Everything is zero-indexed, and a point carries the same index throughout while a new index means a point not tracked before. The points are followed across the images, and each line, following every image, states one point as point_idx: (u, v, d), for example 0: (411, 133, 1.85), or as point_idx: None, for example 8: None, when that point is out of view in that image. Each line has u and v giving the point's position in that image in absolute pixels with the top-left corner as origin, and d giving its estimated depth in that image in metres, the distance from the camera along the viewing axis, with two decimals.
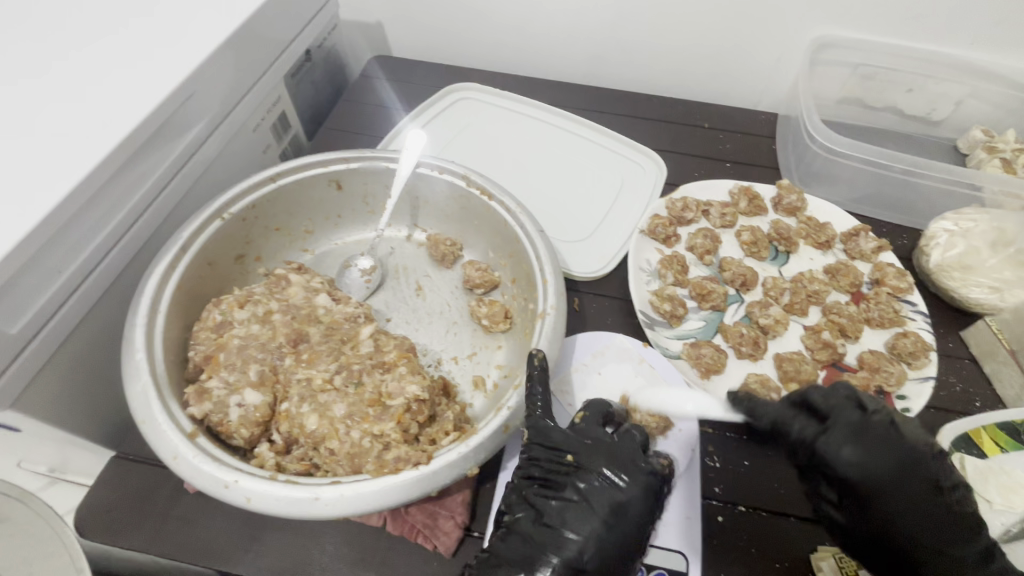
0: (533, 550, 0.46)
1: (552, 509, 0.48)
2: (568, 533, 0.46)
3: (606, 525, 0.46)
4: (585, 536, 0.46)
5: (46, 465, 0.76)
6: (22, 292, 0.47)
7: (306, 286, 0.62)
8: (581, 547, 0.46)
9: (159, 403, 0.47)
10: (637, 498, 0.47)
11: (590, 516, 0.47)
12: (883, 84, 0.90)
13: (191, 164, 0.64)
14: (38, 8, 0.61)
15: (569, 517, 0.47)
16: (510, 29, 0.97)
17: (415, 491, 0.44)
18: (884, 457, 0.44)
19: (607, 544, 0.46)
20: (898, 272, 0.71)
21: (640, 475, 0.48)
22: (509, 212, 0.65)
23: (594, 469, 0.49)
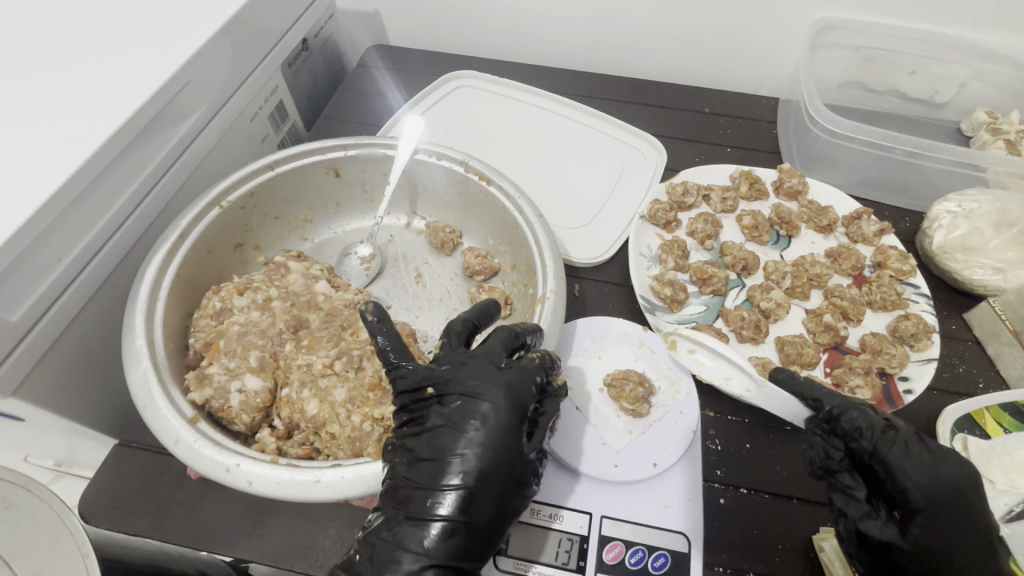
0: (416, 486, 0.44)
1: (423, 438, 0.45)
2: (448, 455, 0.44)
3: (476, 435, 0.44)
4: (465, 448, 0.44)
5: (53, 458, 0.77)
6: (20, 280, 0.47)
7: (305, 273, 0.62)
8: (463, 460, 0.44)
9: (160, 389, 0.47)
10: (497, 401, 0.46)
11: (458, 430, 0.45)
12: (886, 67, 0.89)
13: (188, 153, 0.64)
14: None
15: (444, 441, 0.45)
16: (510, 15, 0.96)
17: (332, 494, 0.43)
18: (931, 466, 0.48)
19: (490, 447, 0.44)
20: (900, 254, 0.70)
21: (498, 378, 0.47)
22: (508, 198, 0.64)
23: (450, 387, 0.47)
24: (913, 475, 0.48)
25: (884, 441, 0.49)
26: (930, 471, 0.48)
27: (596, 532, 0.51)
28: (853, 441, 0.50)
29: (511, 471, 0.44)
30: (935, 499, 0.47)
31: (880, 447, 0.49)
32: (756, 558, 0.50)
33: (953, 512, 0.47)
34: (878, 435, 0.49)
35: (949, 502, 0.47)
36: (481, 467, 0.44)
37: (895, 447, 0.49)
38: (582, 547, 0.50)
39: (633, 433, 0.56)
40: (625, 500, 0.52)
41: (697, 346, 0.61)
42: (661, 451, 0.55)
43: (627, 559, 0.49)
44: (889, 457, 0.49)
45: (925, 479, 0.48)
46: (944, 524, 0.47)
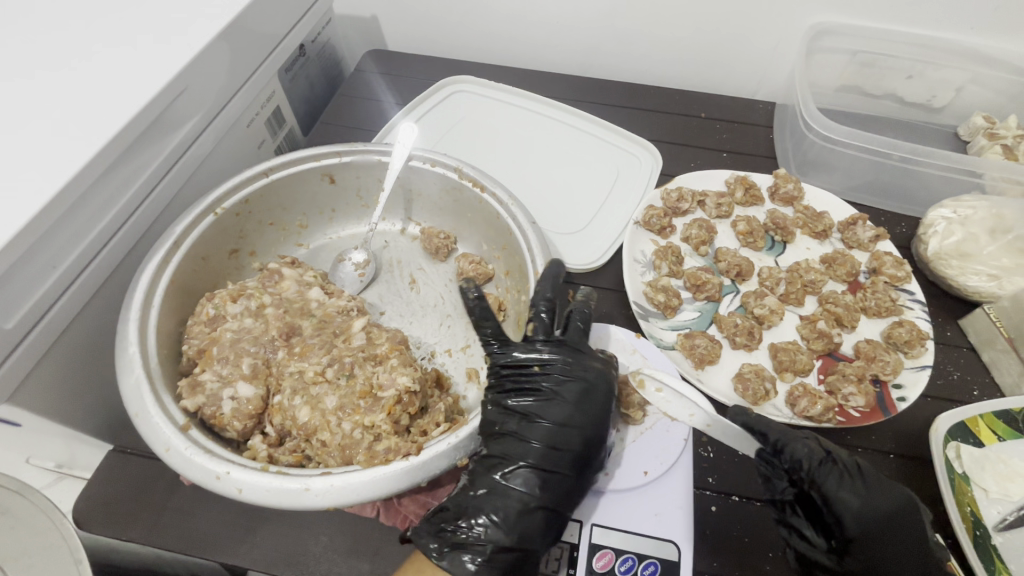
0: (521, 448, 0.50)
1: (531, 407, 0.51)
2: (556, 421, 0.51)
3: (578, 409, 0.51)
4: (569, 419, 0.51)
5: (52, 461, 0.77)
6: (16, 288, 0.47)
7: (299, 279, 0.62)
8: (567, 429, 0.50)
9: (152, 396, 0.48)
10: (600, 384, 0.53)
11: (563, 403, 0.51)
12: (883, 71, 0.89)
13: (184, 160, 0.65)
14: (25, 5, 0.61)
15: (553, 409, 0.51)
16: (506, 20, 0.97)
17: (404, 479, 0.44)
18: (869, 493, 0.48)
19: (590, 422, 0.51)
20: (895, 260, 0.70)
21: (597, 364, 0.54)
22: (502, 204, 0.65)
23: (557, 365, 0.53)
24: (845, 502, 0.48)
25: (820, 469, 0.49)
26: (864, 500, 0.48)
27: (586, 539, 0.51)
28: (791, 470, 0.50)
29: (603, 443, 0.51)
30: (869, 526, 0.47)
31: (816, 476, 0.49)
32: (746, 567, 0.50)
33: (889, 540, 0.47)
34: (815, 466, 0.49)
35: (885, 530, 0.47)
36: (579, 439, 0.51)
37: (830, 474, 0.49)
38: (572, 555, 0.50)
39: (623, 440, 0.56)
40: (615, 507, 0.52)
41: (662, 385, 0.55)
42: (652, 459, 0.55)
43: (617, 567, 0.49)
44: (823, 486, 0.48)
45: (858, 507, 0.48)
46: (878, 553, 0.46)
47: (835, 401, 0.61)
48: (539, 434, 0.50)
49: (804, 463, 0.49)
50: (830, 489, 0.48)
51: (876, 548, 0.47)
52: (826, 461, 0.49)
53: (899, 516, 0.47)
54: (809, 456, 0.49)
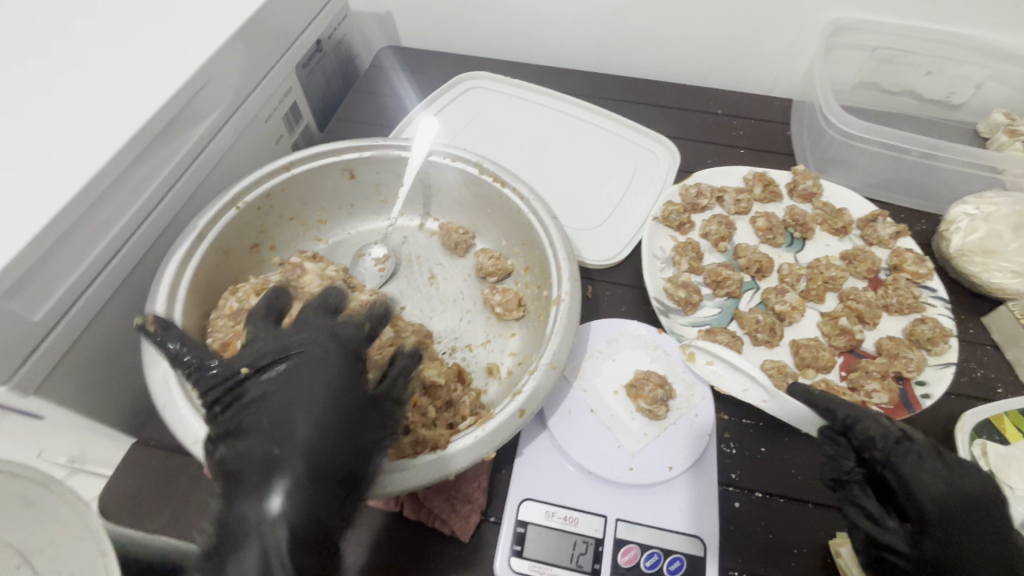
0: (256, 451, 0.42)
1: (253, 394, 0.45)
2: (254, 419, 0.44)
3: (285, 398, 0.44)
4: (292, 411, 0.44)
5: (67, 455, 0.77)
6: (42, 281, 0.48)
7: (320, 274, 0.62)
8: (286, 420, 0.43)
9: (179, 388, 0.48)
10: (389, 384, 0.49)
11: (286, 387, 0.45)
12: (902, 68, 0.88)
13: (206, 154, 0.65)
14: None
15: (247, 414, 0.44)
16: (522, 16, 0.96)
17: (434, 475, 0.45)
18: (948, 477, 0.46)
19: (300, 407, 0.44)
20: (917, 257, 0.70)
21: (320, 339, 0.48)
22: (522, 199, 0.64)
23: (266, 363, 0.47)
24: (922, 483, 0.46)
25: (895, 448, 0.48)
26: (946, 482, 0.46)
27: (611, 534, 0.50)
28: (864, 449, 0.48)
29: (300, 432, 0.43)
30: (948, 511, 0.45)
31: (893, 457, 0.47)
32: (773, 563, 0.50)
33: (969, 527, 0.44)
34: (891, 444, 0.48)
35: (963, 515, 0.45)
36: (342, 409, 0.45)
37: (906, 455, 0.47)
38: (598, 549, 0.50)
39: (648, 436, 0.56)
40: (641, 503, 0.52)
41: (714, 359, 0.60)
42: (679, 455, 0.54)
43: (643, 562, 0.49)
44: (902, 466, 0.47)
45: (938, 488, 0.45)
46: (959, 538, 0.44)
47: (858, 398, 0.60)
48: (289, 423, 0.43)
49: (878, 441, 0.48)
50: (907, 469, 0.46)
51: (957, 534, 0.44)
52: (902, 442, 0.48)
53: (981, 505, 0.45)
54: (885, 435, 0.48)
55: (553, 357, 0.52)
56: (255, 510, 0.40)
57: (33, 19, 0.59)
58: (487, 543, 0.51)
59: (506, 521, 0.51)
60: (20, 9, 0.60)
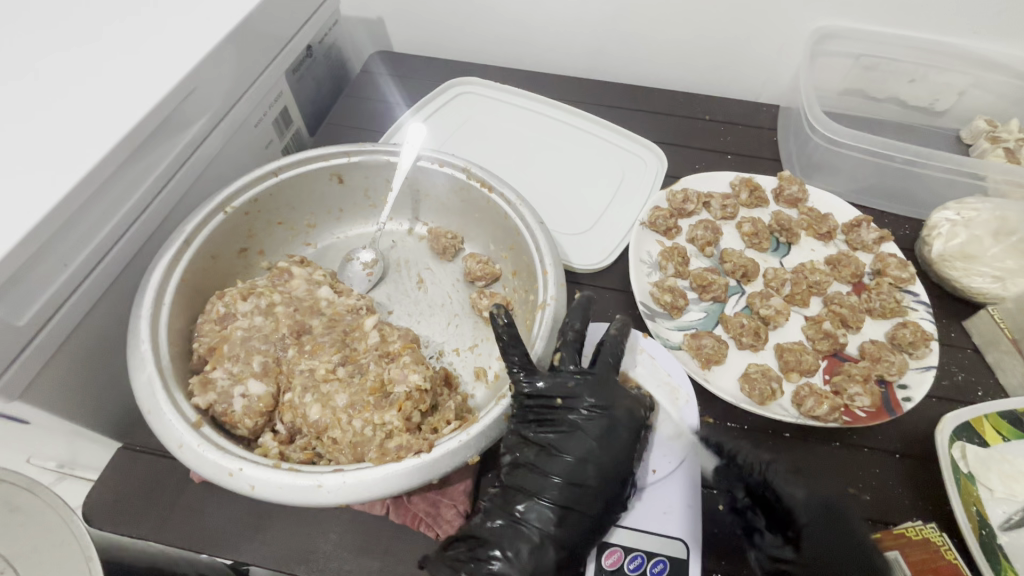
0: (539, 482, 0.51)
1: (552, 440, 0.52)
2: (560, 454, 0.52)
3: (601, 444, 0.52)
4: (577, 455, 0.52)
5: (55, 461, 0.77)
6: (27, 285, 0.48)
7: (308, 278, 0.62)
8: (580, 465, 0.51)
9: (164, 394, 0.48)
10: (623, 418, 0.53)
11: (585, 438, 0.52)
12: (886, 75, 0.90)
13: (194, 159, 0.65)
14: (36, 5, 0.61)
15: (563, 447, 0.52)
16: (513, 23, 0.97)
17: (421, 475, 0.45)
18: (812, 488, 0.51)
19: (601, 458, 0.51)
20: (899, 262, 0.70)
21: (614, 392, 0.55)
22: (509, 204, 0.65)
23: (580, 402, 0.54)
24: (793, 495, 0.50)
25: (754, 456, 0.53)
26: (809, 492, 0.51)
27: (596, 537, 0.51)
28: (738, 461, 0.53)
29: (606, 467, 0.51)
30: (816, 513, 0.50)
31: (767, 475, 0.52)
32: (755, 565, 0.51)
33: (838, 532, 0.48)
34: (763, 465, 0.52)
35: (831, 525, 0.49)
36: (623, 450, 0.52)
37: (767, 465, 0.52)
38: (582, 552, 0.50)
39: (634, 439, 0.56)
40: (625, 506, 0.52)
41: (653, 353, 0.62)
42: (660, 458, 0.55)
43: (626, 565, 0.50)
44: (773, 482, 0.51)
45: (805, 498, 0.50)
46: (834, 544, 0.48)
47: (843, 401, 0.61)
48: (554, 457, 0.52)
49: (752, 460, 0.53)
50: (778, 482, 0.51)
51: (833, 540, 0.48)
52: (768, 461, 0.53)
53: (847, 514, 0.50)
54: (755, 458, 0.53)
55: None
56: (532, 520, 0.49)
57: (21, 25, 0.59)
58: None
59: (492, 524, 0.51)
60: (9, 14, 0.60)
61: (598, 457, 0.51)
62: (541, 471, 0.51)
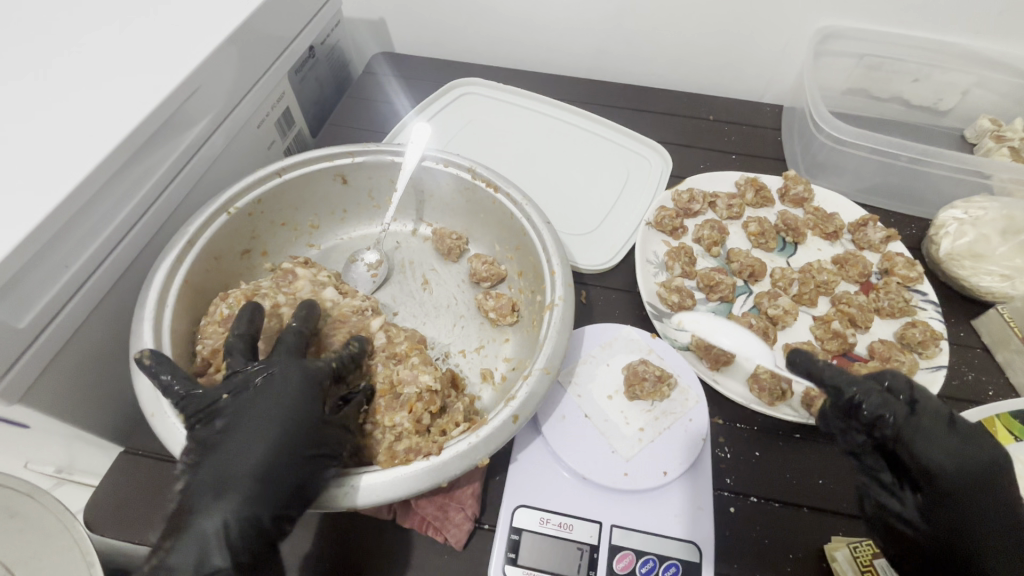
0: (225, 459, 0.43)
1: (229, 423, 0.45)
2: (232, 436, 0.44)
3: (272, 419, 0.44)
4: (255, 436, 0.44)
5: (54, 466, 0.77)
6: (28, 288, 0.47)
7: (313, 279, 0.61)
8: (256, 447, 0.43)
9: (167, 397, 0.47)
10: (292, 386, 0.47)
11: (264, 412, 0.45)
12: (890, 75, 0.90)
13: (197, 160, 0.64)
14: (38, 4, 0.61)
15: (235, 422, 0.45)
16: (516, 23, 0.97)
17: (426, 481, 0.44)
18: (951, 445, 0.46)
19: (272, 433, 0.44)
20: (907, 261, 0.70)
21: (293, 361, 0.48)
22: (515, 204, 0.64)
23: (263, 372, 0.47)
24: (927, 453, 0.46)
25: (909, 427, 0.46)
26: (955, 453, 0.46)
27: (606, 541, 0.50)
28: (874, 427, 0.47)
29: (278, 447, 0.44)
30: (959, 483, 0.45)
31: (903, 434, 0.46)
32: (769, 568, 0.50)
33: (976, 497, 0.45)
34: (901, 421, 0.46)
35: (970, 487, 0.45)
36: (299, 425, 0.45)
37: (919, 433, 0.46)
38: (593, 557, 0.49)
39: (643, 441, 0.55)
40: (637, 510, 0.51)
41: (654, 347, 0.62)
42: (670, 459, 0.54)
43: (638, 569, 0.49)
44: (911, 440, 0.46)
45: (947, 460, 0.45)
46: (962, 509, 0.45)
47: None
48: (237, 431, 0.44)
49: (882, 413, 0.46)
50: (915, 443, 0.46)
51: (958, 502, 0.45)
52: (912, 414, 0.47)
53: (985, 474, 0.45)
54: (885, 406, 0.47)
55: (547, 362, 0.51)
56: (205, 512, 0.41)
57: (19, 25, 0.59)
58: (482, 551, 0.51)
59: (500, 529, 0.50)
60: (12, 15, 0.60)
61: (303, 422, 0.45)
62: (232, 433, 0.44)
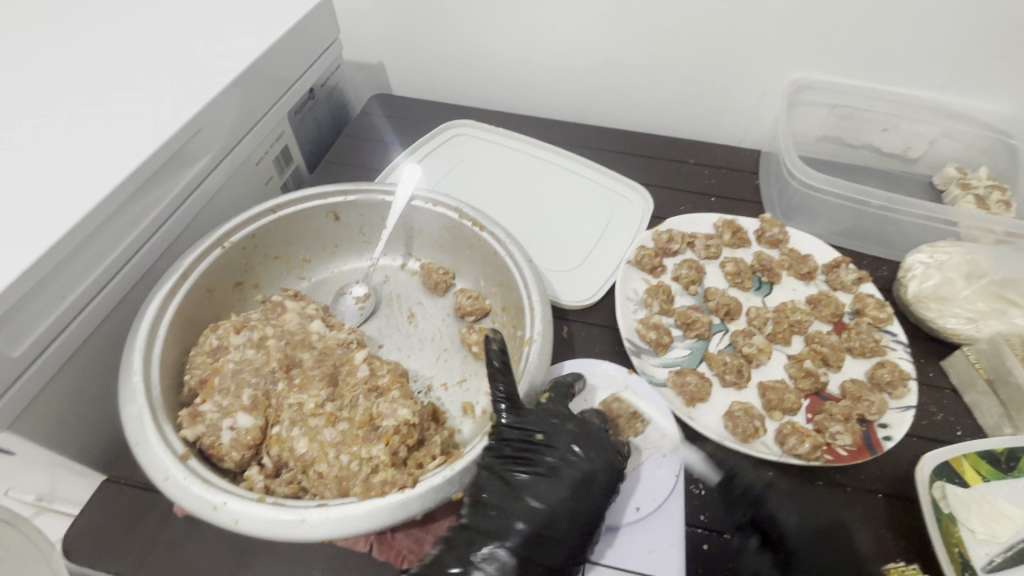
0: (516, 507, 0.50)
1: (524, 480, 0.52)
2: (529, 494, 0.51)
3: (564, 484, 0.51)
4: (546, 500, 0.50)
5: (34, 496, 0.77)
6: (25, 316, 0.49)
7: (301, 312, 0.63)
8: (549, 510, 0.50)
9: (153, 425, 0.48)
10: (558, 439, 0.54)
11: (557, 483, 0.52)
12: (860, 124, 0.95)
13: (197, 194, 0.67)
14: (59, 50, 0.66)
15: (544, 482, 0.52)
16: (507, 70, 1.03)
17: (438, 496, 0.46)
18: (803, 512, 0.57)
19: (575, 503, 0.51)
20: (877, 302, 0.73)
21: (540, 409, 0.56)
22: (499, 242, 0.67)
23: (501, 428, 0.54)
24: (782, 512, 0.56)
25: (772, 494, 0.58)
26: (801, 515, 0.57)
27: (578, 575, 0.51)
28: (750, 492, 0.58)
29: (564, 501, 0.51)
30: (807, 540, 0.55)
31: (765, 497, 0.57)
32: None
33: (825, 551, 0.54)
34: (766, 487, 0.58)
35: (821, 542, 0.55)
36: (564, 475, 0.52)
37: (776, 498, 0.58)
38: None
39: None
40: (609, 544, 0.53)
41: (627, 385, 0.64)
42: (643, 494, 0.55)
43: None
44: (769, 502, 0.57)
45: (797, 520, 0.56)
46: (819, 559, 0.54)
47: (824, 439, 0.61)
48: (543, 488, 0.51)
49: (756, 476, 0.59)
50: (774, 507, 0.57)
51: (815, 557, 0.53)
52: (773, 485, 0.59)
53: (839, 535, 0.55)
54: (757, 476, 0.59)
55: None
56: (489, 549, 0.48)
57: (36, 70, 0.63)
58: None
59: None
60: (34, 60, 0.64)
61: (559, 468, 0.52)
62: (513, 497, 0.50)
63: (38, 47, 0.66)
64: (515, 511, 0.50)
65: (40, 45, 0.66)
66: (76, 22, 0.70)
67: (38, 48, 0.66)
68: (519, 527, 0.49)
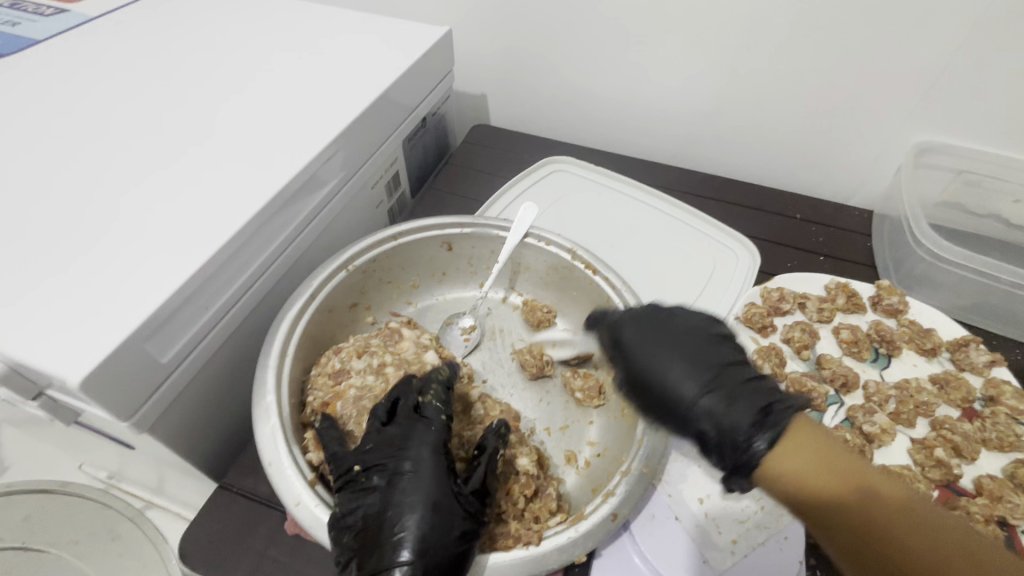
0: (377, 497, 0.47)
1: (382, 472, 0.49)
2: (395, 499, 0.47)
3: (417, 473, 0.48)
4: (410, 502, 0.46)
5: (109, 471, 0.89)
6: (175, 325, 0.52)
7: (417, 341, 0.64)
8: (400, 506, 0.46)
9: (284, 446, 0.51)
10: (422, 435, 0.51)
11: (416, 449, 0.50)
12: (988, 192, 0.88)
13: (321, 217, 0.70)
14: (223, 85, 0.73)
15: (405, 458, 0.49)
16: (608, 111, 1.04)
17: (563, 557, 0.48)
18: (671, 332, 0.55)
19: (424, 489, 0.47)
20: (1016, 392, 0.67)
21: (419, 433, 0.51)
22: (614, 288, 0.66)
23: (404, 452, 0.49)
24: (644, 343, 0.55)
25: (627, 337, 0.56)
26: (650, 334, 0.56)
27: None
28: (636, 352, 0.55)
29: (399, 507, 0.46)
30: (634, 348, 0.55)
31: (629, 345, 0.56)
32: None
33: (672, 349, 0.54)
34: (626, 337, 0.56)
35: (682, 343, 0.54)
36: (439, 475, 0.48)
37: (639, 343, 0.55)
38: None
39: (736, 554, 0.53)
40: None
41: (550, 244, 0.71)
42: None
43: None
44: (628, 343, 0.56)
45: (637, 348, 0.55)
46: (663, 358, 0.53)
47: None
48: (399, 491, 0.47)
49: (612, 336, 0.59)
50: (632, 339, 0.56)
51: (657, 361, 0.53)
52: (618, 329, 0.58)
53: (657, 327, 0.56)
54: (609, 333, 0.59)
55: (645, 461, 0.53)
56: (391, 534, 0.45)
57: (199, 104, 0.70)
58: None
59: None
60: (202, 92, 0.72)
61: (418, 463, 0.49)
62: (396, 493, 0.47)
63: (203, 81, 0.73)
64: (406, 501, 0.47)
65: (207, 80, 0.74)
66: (237, 59, 0.78)
67: (206, 82, 0.73)
68: (409, 524, 0.45)
